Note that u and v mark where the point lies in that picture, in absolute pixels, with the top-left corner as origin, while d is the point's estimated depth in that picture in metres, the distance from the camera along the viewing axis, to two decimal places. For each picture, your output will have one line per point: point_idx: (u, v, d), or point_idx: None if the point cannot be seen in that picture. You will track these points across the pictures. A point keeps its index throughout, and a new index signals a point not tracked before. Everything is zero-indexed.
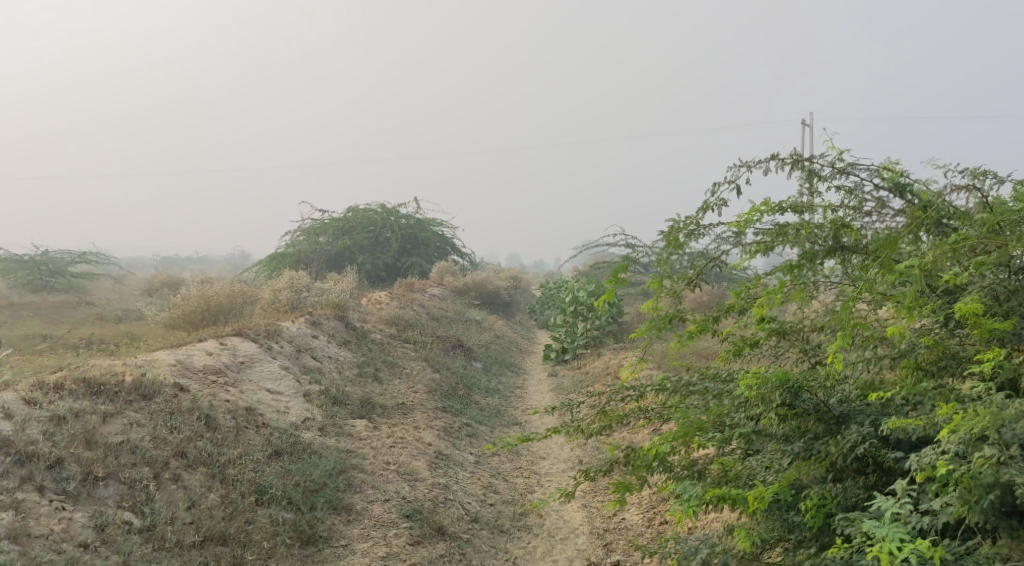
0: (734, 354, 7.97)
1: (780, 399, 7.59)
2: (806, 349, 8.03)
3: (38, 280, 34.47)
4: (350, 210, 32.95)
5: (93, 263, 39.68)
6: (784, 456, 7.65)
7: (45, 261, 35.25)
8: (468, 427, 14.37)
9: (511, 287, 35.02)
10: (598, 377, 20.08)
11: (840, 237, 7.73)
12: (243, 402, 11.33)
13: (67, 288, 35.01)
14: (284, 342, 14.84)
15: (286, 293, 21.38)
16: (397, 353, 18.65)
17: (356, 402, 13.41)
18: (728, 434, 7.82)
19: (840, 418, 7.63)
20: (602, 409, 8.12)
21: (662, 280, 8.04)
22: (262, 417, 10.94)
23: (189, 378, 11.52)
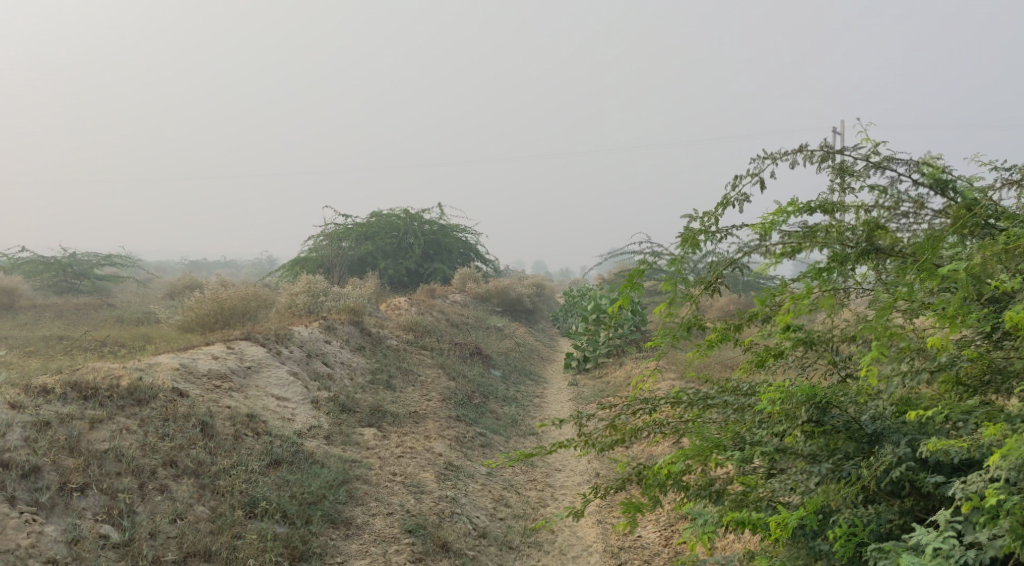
0: (756, 366, 7.42)
1: (806, 416, 7.11)
2: (835, 361, 7.51)
3: (62, 282, 34.37)
4: (373, 215, 32.63)
5: (118, 266, 39.60)
6: (810, 477, 7.09)
7: (71, 263, 35.21)
8: (482, 437, 13.91)
9: (534, 294, 34.55)
10: (619, 387, 19.58)
11: (874, 240, 7.22)
12: (245, 408, 10.93)
13: (91, 290, 34.94)
14: (294, 346, 14.45)
15: (303, 297, 21.02)
16: (413, 360, 18.23)
17: (366, 409, 12.99)
18: (749, 452, 7.31)
19: (873, 437, 7.11)
20: (614, 422, 7.64)
21: (677, 284, 7.55)
22: (265, 424, 10.54)
23: (192, 382, 11.15)
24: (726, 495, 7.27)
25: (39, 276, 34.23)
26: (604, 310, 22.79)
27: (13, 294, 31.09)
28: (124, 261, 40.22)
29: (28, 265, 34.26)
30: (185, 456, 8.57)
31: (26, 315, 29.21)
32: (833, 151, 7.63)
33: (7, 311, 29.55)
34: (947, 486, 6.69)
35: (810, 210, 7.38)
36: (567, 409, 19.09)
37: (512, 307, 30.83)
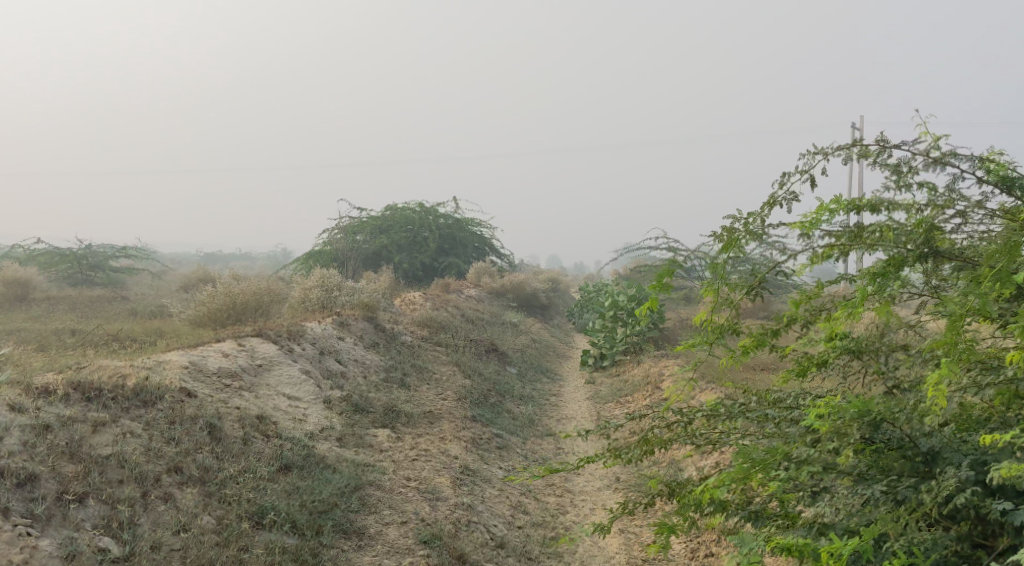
0: (797, 375, 7.00)
1: (859, 435, 6.65)
2: (883, 371, 7.16)
3: (77, 274, 34.20)
4: (388, 209, 32.33)
5: (133, 258, 39.42)
6: (861, 498, 6.63)
7: (85, 255, 35.03)
8: (498, 438, 13.57)
9: (550, 289, 34.18)
10: (638, 386, 19.22)
11: (931, 241, 6.76)
12: (255, 409, 10.61)
13: (106, 282, 34.75)
14: (307, 343, 14.13)
15: (317, 292, 20.71)
16: (428, 358, 17.90)
17: (380, 409, 12.66)
18: (794, 472, 6.78)
19: (930, 456, 6.67)
20: (645, 435, 7.28)
21: (718, 288, 7.37)
22: (276, 426, 10.22)
23: (201, 382, 10.83)
24: (767, 516, 6.90)
25: (55, 268, 34.07)
26: (622, 307, 22.42)
27: (27, 285, 30.92)
28: (140, 253, 40.05)
29: (43, 256, 34.10)
30: (190, 462, 8.25)
31: (40, 307, 29.02)
32: (888, 146, 7.17)
33: (21, 303, 29.38)
34: (1017, 513, 6.27)
35: (857, 208, 6.95)
36: (584, 409, 18.74)
37: (527, 302, 30.46)
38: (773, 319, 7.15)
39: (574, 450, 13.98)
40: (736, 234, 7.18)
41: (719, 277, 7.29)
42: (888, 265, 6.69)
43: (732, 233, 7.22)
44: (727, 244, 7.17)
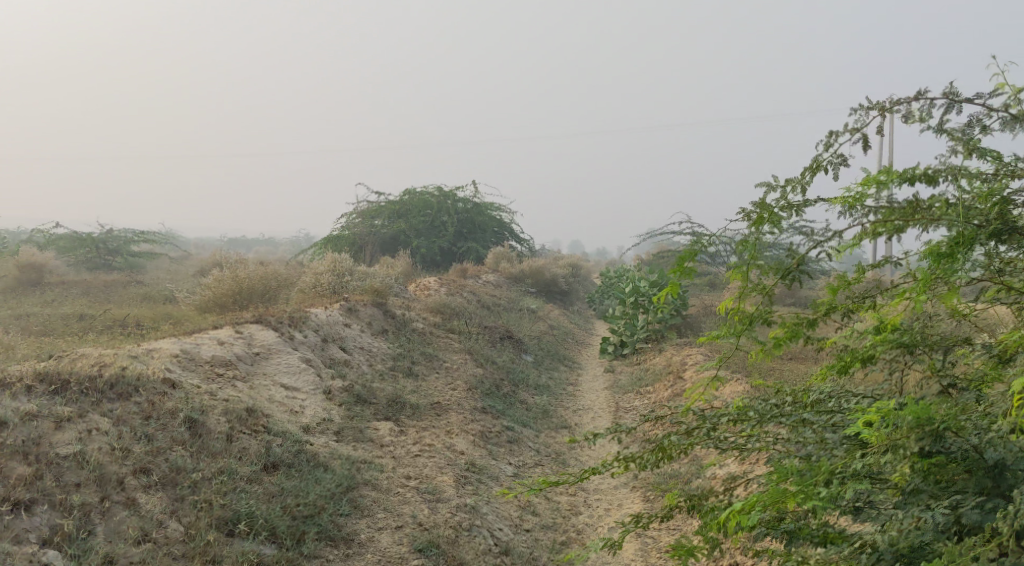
0: (838, 370, 6.25)
1: (917, 447, 5.73)
2: (938, 370, 6.46)
3: (95, 258, 33.69)
4: (407, 192, 31.60)
5: (153, 243, 38.90)
6: (916, 519, 5.93)
7: (103, 240, 34.53)
8: (510, 431, 12.87)
9: (570, 274, 33.38)
10: (658, 375, 18.46)
11: (1007, 217, 5.92)
12: (247, 400, 9.94)
13: (124, 266, 34.25)
14: (310, 330, 13.45)
15: (328, 276, 20.01)
16: (439, 345, 17.20)
17: (384, 401, 11.98)
18: (839, 487, 5.98)
19: (995, 470, 5.85)
20: (660, 443, 6.49)
21: (751, 272, 6.64)
22: (267, 419, 9.56)
23: (190, 371, 10.17)
24: (803, 536, 6.26)
25: (73, 253, 33.61)
26: (642, 293, 21.66)
27: (42, 270, 30.43)
28: (160, 238, 39.57)
29: (61, 240, 33.61)
30: (161, 463, 7.63)
31: (54, 291, 28.52)
32: (956, 100, 6.29)
33: (34, 287, 28.89)
34: None
35: (910, 180, 6.17)
36: (602, 399, 18.01)
37: (547, 288, 29.68)
38: (810, 308, 6.39)
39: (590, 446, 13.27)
40: (769, 207, 6.46)
41: (749, 258, 6.61)
42: (954, 244, 5.90)
43: (765, 207, 6.49)
44: (760, 220, 6.45)
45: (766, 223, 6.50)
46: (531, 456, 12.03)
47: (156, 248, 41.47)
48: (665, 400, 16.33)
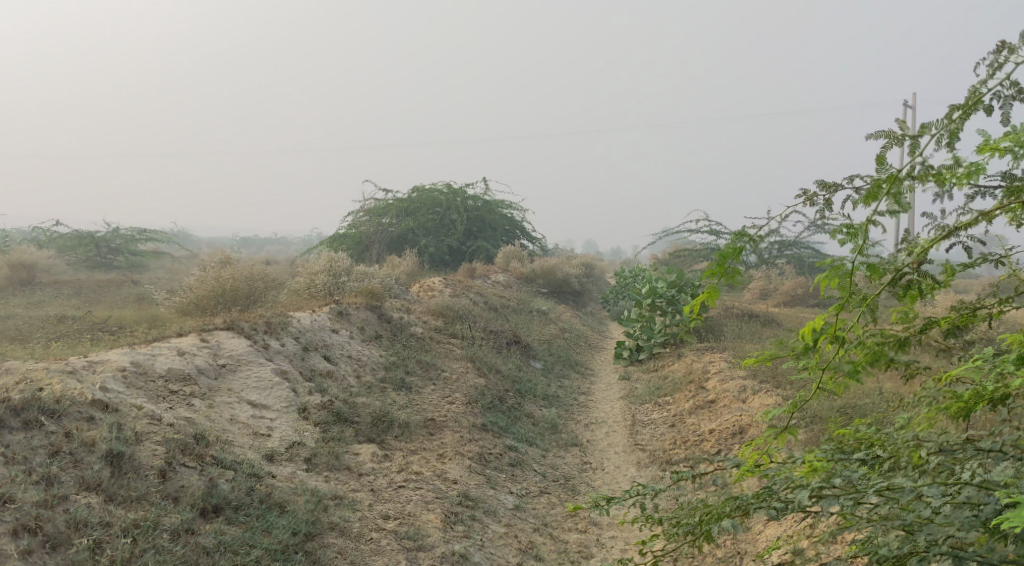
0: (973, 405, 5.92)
1: None
2: None
3: (96, 257, 32.27)
4: (414, 190, 30.09)
5: (157, 242, 37.36)
6: None
7: (104, 238, 33.06)
8: (512, 452, 11.41)
9: (584, 274, 31.83)
10: (677, 383, 16.98)
11: None
12: (201, 424, 8.56)
13: (126, 266, 32.81)
14: (290, 338, 11.97)
15: (323, 277, 18.59)
16: (438, 352, 15.73)
17: (368, 420, 10.52)
18: None
19: None
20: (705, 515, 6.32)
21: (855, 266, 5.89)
22: (222, 445, 8.18)
23: (137, 390, 8.74)
24: None
25: (72, 252, 32.18)
26: (660, 294, 20.13)
27: (34, 269, 29.00)
28: (165, 236, 38.13)
29: (61, 239, 32.25)
30: (56, 517, 6.58)
31: (45, 292, 27.07)
32: None
33: (24, 287, 27.46)
34: None
35: None
36: (617, 411, 16.54)
37: (559, 288, 28.11)
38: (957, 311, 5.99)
39: (604, 471, 11.81)
40: (892, 171, 5.64)
41: (859, 246, 5.80)
42: None
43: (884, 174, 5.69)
44: (878, 191, 5.63)
45: (881, 196, 5.68)
46: (535, 481, 10.60)
47: (164, 249, 40.01)
48: (686, 413, 14.86)
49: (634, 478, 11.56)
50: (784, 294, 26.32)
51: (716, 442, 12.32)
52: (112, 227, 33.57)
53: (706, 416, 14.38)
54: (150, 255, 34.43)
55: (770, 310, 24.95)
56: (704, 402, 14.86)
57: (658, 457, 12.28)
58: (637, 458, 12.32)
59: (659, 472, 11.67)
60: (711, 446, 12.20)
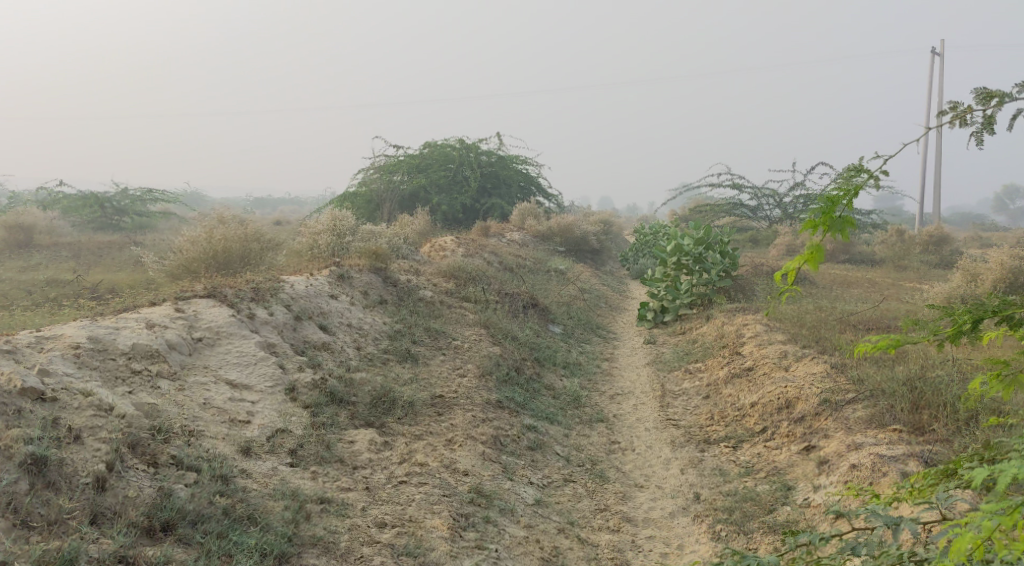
0: None
1: None
2: None
3: (101, 219, 30.79)
4: (426, 145, 28.69)
5: (165, 203, 35.69)
6: None
7: (109, 199, 31.40)
8: (532, 433, 10.10)
9: (601, 232, 30.35)
10: (709, 348, 15.62)
11: None
12: (165, 414, 7.43)
13: (133, 227, 31.22)
14: (280, 305, 10.58)
15: (326, 238, 17.26)
16: (449, 318, 14.37)
17: (366, 400, 9.23)
18: None
19: None
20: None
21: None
22: (183, 439, 7.24)
23: (90, 376, 7.52)
24: None
25: (78, 214, 30.58)
26: (687, 252, 18.62)
27: (32, 232, 27.50)
28: (173, 196, 36.68)
29: (66, 200, 30.61)
30: None
31: (42, 255, 25.69)
32: None
33: (21, 250, 26.10)
34: None
35: None
36: (643, 380, 15.21)
37: (577, 247, 26.61)
38: None
39: (635, 453, 10.47)
40: None
41: None
42: None
43: None
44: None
45: None
46: (558, 467, 9.31)
47: (173, 211, 38.53)
48: (721, 382, 13.50)
49: (671, 459, 10.21)
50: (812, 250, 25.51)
51: (760, 418, 10.90)
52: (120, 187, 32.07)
53: (743, 388, 12.97)
54: (158, 215, 33.02)
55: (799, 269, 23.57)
56: (740, 369, 13.45)
57: (694, 435, 10.92)
58: (671, 437, 10.95)
59: (698, 453, 10.32)
60: (754, 424, 10.80)
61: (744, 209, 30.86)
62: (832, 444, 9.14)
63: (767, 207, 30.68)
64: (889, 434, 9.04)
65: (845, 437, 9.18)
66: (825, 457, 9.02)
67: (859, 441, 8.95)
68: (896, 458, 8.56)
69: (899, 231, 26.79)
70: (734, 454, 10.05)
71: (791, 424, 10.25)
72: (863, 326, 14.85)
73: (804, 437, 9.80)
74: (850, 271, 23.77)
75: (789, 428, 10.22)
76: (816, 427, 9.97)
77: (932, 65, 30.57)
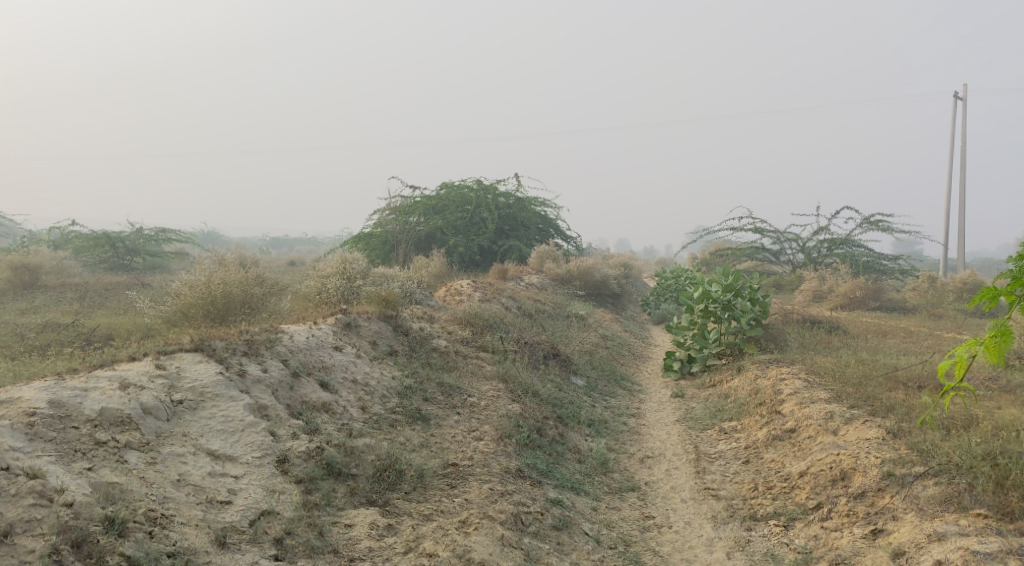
0: None
1: None
2: None
3: (112, 259, 29.88)
4: (443, 186, 27.77)
5: (181, 242, 34.74)
6: None
7: (121, 238, 30.59)
8: (558, 509, 8.93)
9: (622, 275, 29.19)
10: (744, 404, 14.38)
11: None
12: (119, 500, 7.12)
13: (144, 268, 30.29)
14: (277, 359, 9.43)
15: (335, 281, 16.21)
16: (464, 371, 13.25)
17: (369, 473, 8.12)
18: None
19: None
20: None
21: None
22: (140, 532, 7.02)
23: (41, 462, 7.09)
24: None
25: (88, 254, 29.79)
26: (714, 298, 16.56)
27: (40, 272, 26.61)
28: (186, 235, 35.54)
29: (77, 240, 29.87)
30: None
31: (46, 296, 24.63)
32: None
33: (24, 291, 25.03)
34: None
35: None
36: (674, 439, 13.97)
37: (597, 291, 25.48)
38: None
39: (672, 531, 9.39)
40: None
41: None
42: None
43: None
44: None
45: None
46: (588, 551, 8.23)
47: (186, 250, 37.32)
48: (760, 443, 12.24)
49: (714, 541, 9.25)
50: (841, 297, 24.20)
51: (812, 491, 9.66)
52: (133, 227, 31.24)
53: (787, 455, 11.71)
54: (170, 255, 31.91)
55: (830, 316, 22.33)
56: (781, 430, 12.18)
57: (738, 509, 9.71)
58: (712, 511, 9.73)
59: (744, 533, 9.33)
60: (806, 498, 9.60)
61: (766, 253, 29.82)
62: (904, 533, 8.72)
63: (790, 252, 29.42)
64: (973, 521, 8.57)
65: (919, 522, 8.74)
66: (902, 547, 8.59)
67: (941, 531, 8.54)
68: (991, 555, 8.22)
69: (932, 277, 25.44)
70: (786, 534, 9.22)
71: (851, 501, 9.28)
72: (911, 382, 13.58)
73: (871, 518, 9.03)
74: (883, 319, 22.52)
75: (849, 507, 9.23)
76: (880, 506, 9.08)
77: (959, 107, 29.34)
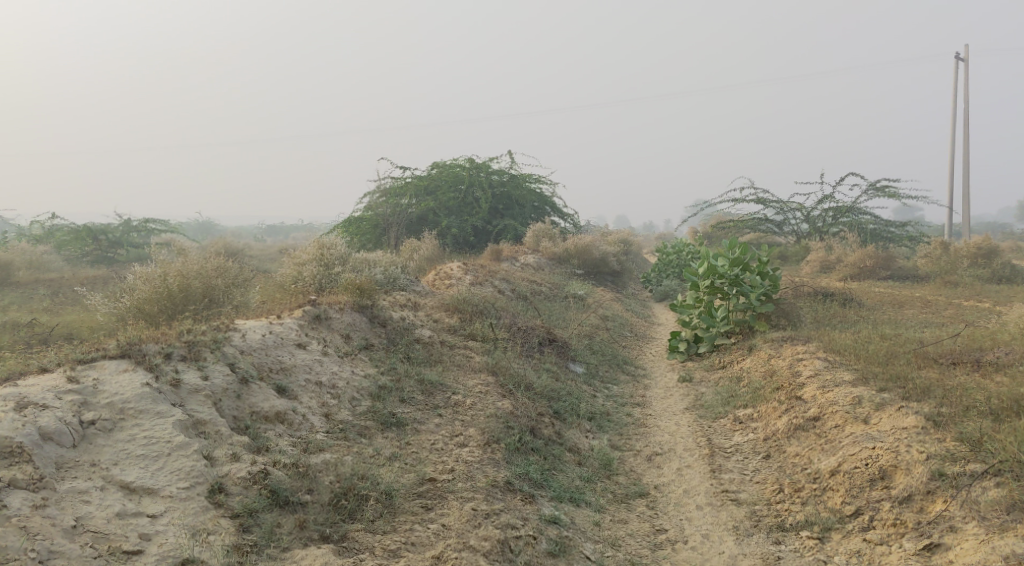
0: None
1: None
2: None
3: (94, 253, 28.54)
4: (434, 166, 26.31)
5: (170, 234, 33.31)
6: None
7: (104, 232, 29.22)
8: (553, 529, 7.59)
9: (621, 253, 27.76)
10: (759, 389, 13.00)
11: None
12: None
13: (128, 261, 28.92)
14: (223, 362, 7.97)
15: (311, 269, 14.80)
16: (449, 365, 11.87)
17: (326, 496, 7.21)
18: None
19: None
20: None
21: None
22: None
23: None
24: None
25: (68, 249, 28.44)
26: (721, 274, 14.92)
27: (15, 269, 25.25)
28: (174, 226, 34.08)
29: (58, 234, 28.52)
30: None
31: (19, 293, 23.21)
32: None
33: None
34: None
35: None
36: (683, 432, 12.61)
37: (596, 269, 24.09)
38: None
39: (689, 549, 8.11)
40: None
41: None
42: None
43: None
44: None
45: None
46: None
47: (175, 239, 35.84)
48: (780, 433, 10.86)
49: (738, 559, 7.98)
50: (850, 267, 22.81)
51: (848, 494, 8.32)
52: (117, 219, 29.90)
53: (814, 448, 10.32)
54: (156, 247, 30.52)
55: (843, 287, 20.93)
56: (803, 419, 10.77)
57: (763, 518, 8.39)
58: (733, 520, 8.39)
59: (772, 548, 8.06)
60: (842, 503, 8.28)
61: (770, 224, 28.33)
62: (969, 552, 7.51)
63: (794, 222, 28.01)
64: None
65: (984, 540, 7.52)
66: None
67: (1018, 553, 7.31)
68: None
69: (946, 243, 24.02)
70: (821, 549, 7.98)
71: (897, 507, 8.01)
72: (943, 360, 12.17)
73: (925, 530, 7.80)
74: (896, 289, 21.11)
75: (894, 517, 7.97)
76: (934, 515, 7.83)
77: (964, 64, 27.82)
